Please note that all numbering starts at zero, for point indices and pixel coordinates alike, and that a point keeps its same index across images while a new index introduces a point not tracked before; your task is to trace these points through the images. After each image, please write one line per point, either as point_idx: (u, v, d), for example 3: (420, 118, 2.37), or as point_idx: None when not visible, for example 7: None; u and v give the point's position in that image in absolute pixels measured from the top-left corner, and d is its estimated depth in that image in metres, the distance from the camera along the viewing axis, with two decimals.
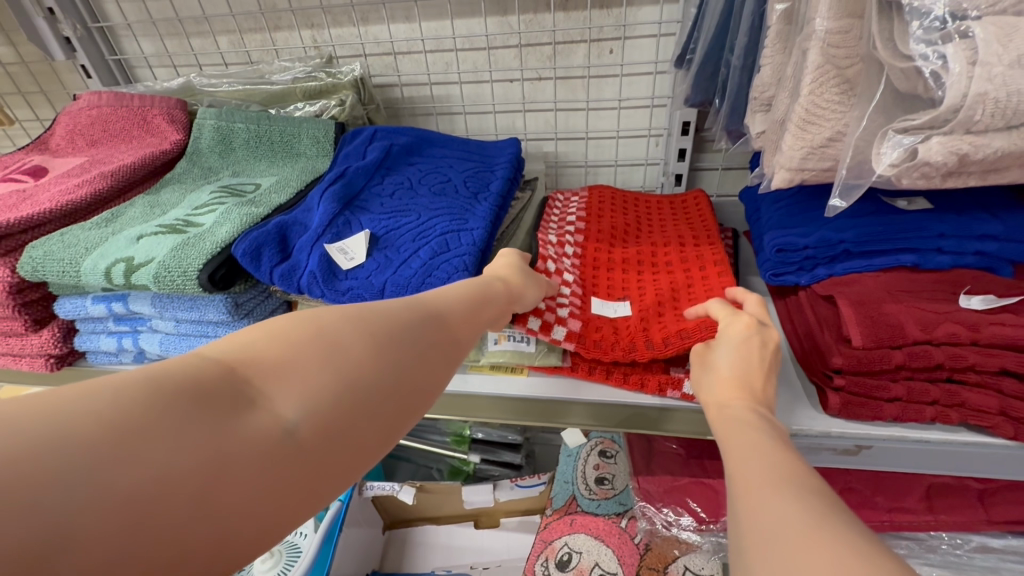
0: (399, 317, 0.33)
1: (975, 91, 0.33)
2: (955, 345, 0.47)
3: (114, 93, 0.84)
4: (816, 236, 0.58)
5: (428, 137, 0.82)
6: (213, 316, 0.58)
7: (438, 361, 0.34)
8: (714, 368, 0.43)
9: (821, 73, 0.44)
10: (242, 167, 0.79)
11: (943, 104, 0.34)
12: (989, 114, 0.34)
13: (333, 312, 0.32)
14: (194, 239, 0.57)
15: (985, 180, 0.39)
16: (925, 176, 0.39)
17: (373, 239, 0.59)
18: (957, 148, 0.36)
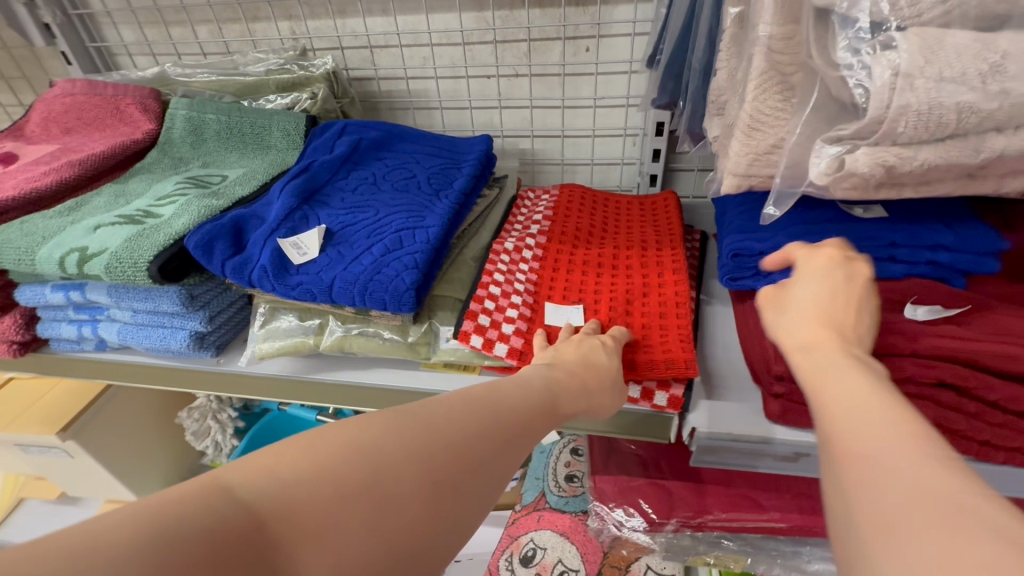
0: (445, 434, 0.30)
1: (895, 103, 0.33)
2: (893, 354, 0.47)
3: (88, 82, 0.84)
4: (773, 243, 0.56)
5: (399, 133, 0.81)
6: (167, 307, 0.59)
7: (486, 488, 0.31)
8: (790, 327, 0.41)
9: (765, 79, 0.44)
10: (212, 159, 0.80)
11: (867, 116, 0.34)
12: (911, 126, 0.33)
13: (378, 430, 0.29)
14: (150, 231, 0.58)
15: (917, 192, 0.39)
16: (856, 187, 0.39)
17: (328, 234, 0.60)
18: (882, 159, 0.35)
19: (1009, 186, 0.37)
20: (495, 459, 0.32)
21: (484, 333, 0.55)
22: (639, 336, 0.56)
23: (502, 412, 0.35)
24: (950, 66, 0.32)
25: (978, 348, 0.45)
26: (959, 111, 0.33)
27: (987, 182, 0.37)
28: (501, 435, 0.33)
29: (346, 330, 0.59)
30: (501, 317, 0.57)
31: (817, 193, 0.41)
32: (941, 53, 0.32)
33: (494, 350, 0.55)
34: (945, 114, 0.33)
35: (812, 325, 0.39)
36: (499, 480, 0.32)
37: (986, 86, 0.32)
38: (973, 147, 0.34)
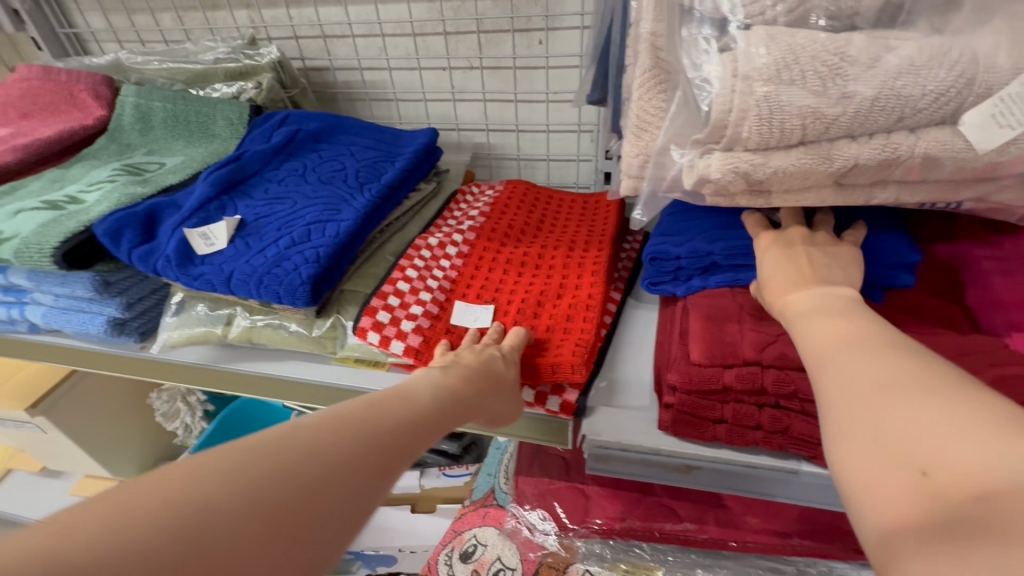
0: (305, 465, 0.25)
1: (736, 104, 0.31)
2: (783, 370, 0.45)
3: (43, 68, 0.85)
4: (688, 248, 0.54)
5: (342, 123, 0.80)
6: (82, 292, 0.60)
7: (357, 511, 0.26)
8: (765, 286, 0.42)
9: (650, 77, 0.41)
10: (158, 146, 0.80)
11: (711, 117, 0.32)
12: (755, 131, 0.31)
13: (209, 471, 0.23)
14: (65, 217, 0.59)
15: (786, 202, 0.36)
16: (723, 193, 0.36)
17: (240, 225, 0.60)
18: (735, 165, 0.33)
19: (878, 199, 0.35)
20: (373, 483, 0.27)
21: (382, 329, 0.55)
22: (541, 339, 0.55)
23: (379, 429, 0.30)
24: (789, 69, 0.30)
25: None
26: (802, 117, 0.30)
27: (856, 193, 0.34)
28: (382, 456, 0.28)
29: (252, 322, 0.59)
30: (403, 314, 0.57)
31: (688, 196, 0.39)
32: (780, 54, 0.30)
33: (391, 347, 0.55)
34: (788, 120, 0.30)
35: (786, 284, 0.40)
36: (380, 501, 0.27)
37: (826, 90, 0.30)
38: (824, 155, 0.32)
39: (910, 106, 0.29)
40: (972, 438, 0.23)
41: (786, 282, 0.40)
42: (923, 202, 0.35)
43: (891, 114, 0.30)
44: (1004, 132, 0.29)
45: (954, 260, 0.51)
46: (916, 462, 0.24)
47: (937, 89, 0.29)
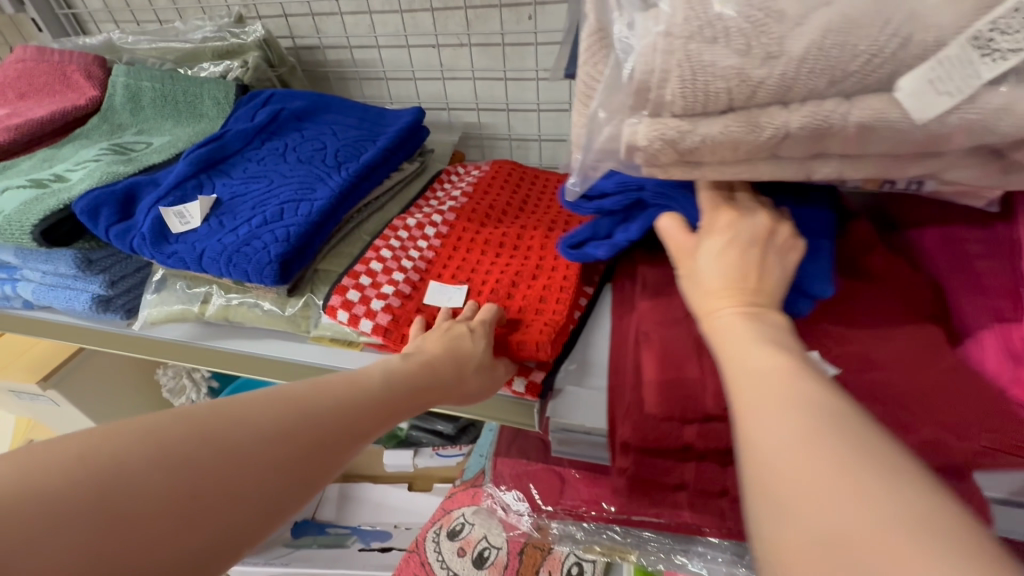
0: (206, 459, 0.29)
1: (660, 65, 0.33)
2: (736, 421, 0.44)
3: (38, 49, 0.86)
4: (616, 180, 0.49)
5: (327, 102, 0.80)
6: (66, 268, 0.61)
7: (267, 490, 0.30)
8: (698, 281, 0.38)
9: (596, 39, 0.40)
10: (148, 126, 0.81)
11: (634, 79, 0.34)
12: (677, 93, 0.33)
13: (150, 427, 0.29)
14: (47, 195, 0.60)
15: (722, 172, 0.38)
16: (655, 160, 0.38)
17: (216, 204, 0.60)
18: (660, 131, 0.35)
19: (819, 173, 0.37)
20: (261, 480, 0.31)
21: (350, 308, 0.56)
22: (510, 320, 0.55)
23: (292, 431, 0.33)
24: (712, 30, 0.32)
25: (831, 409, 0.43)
26: (727, 79, 0.32)
27: (793, 166, 0.37)
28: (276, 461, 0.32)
29: (227, 300, 0.60)
30: (372, 294, 0.57)
31: (626, 165, 0.41)
32: (700, 16, 0.32)
33: (359, 326, 0.55)
34: (713, 83, 0.33)
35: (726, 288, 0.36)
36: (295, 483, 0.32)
37: (752, 51, 0.32)
38: (753, 122, 0.34)
39: (840, 69, 0.31)
40: (932, 550, 0.20)
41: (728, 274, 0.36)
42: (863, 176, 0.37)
43: (820, 77, 0.32)
44: (944, 100, 0.30)
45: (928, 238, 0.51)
46: (854, 559, 0.21)
47: (871, 47, 0.30)
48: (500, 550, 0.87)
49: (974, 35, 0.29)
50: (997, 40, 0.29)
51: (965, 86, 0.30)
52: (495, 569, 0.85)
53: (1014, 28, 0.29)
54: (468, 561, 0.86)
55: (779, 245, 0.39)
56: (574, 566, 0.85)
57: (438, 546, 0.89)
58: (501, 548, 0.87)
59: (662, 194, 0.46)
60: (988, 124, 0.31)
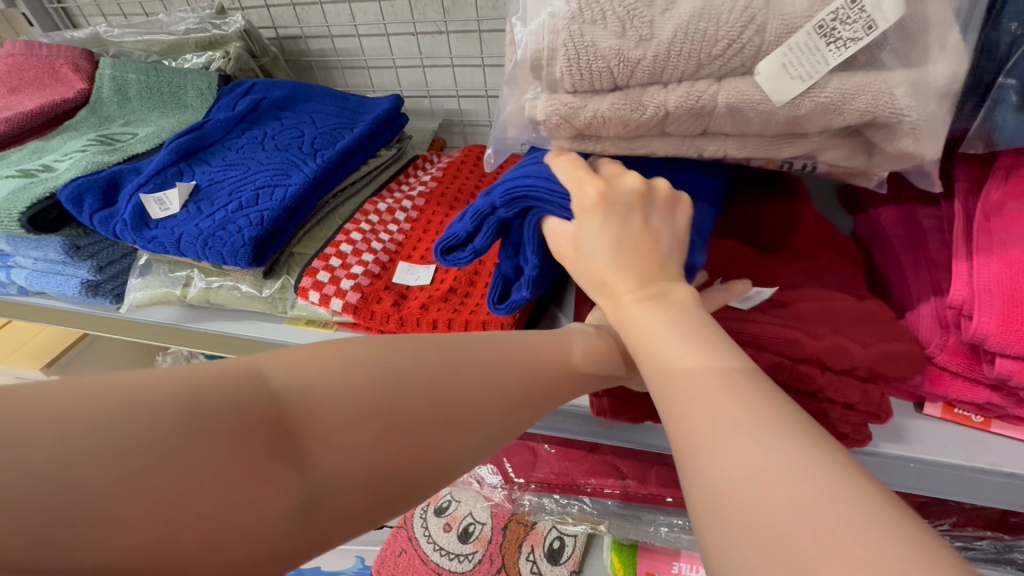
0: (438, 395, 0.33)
1: (549, 44, 0.38)
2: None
3: (27, 43, 0.89)
4: (468, 216, 0.46)
5: (306, 91, 0.81)
6: (55, 255, 0.64)
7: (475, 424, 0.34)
8: (590, 262, 0.38)
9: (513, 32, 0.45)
10: (135, 118, 0.83)
11: (529, 57, 0.40)
12: (565, 71, 0.39)
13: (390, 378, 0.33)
14: (34, 184, 0.63)
15: (620, 147, 0.44)
16: (560, 134, 0.43)
17: (195, 191, 0.63)
18: (555, 107, 0.41)
19: (708, 149, 0.43)
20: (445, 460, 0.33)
21: (321, 288, 0.58)
22: (476, 299, 0.56)
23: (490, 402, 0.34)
24: (593, 12, 0.37)
25: (757, 330, 0.42)
26: (608, 59, 0.38)
27: (680, 142, 0.43)
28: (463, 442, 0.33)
29: (208, 283, 0.63)
30: (343, 274, 0.59)
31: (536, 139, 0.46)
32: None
33: (331, 306, 0.58)
34: (595, 62, 0.38)
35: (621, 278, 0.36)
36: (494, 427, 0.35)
37: (627, 34, 0.37)
38: (637, 101, 0.39)
39: (705, 53, 0.37)
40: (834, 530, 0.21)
41: (611, 255, 0.37)
42: (753, 155, 0.43)
43: (686, 60, 0.37)
44: (797, 83, 0.36)
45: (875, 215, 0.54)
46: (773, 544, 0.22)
47: (728, 34, 0.36)
48: (485, 526, 0.90)
49: (819, 24, 0.35)
50: (838, 29, 0.35)
51: (813, 71, 0.36)
52: (480, 543, 0.88)
53: (852, 20, 0.34)
54: (453, 536, 0.89)
55: (659, 205, 0.39)
56: (556, 540, 0.88)
57: (425, 522, 0.91)
58: (486, 523, 0.90)
59: (516, 201, 0.44)
60: (838, 106, 0.37)
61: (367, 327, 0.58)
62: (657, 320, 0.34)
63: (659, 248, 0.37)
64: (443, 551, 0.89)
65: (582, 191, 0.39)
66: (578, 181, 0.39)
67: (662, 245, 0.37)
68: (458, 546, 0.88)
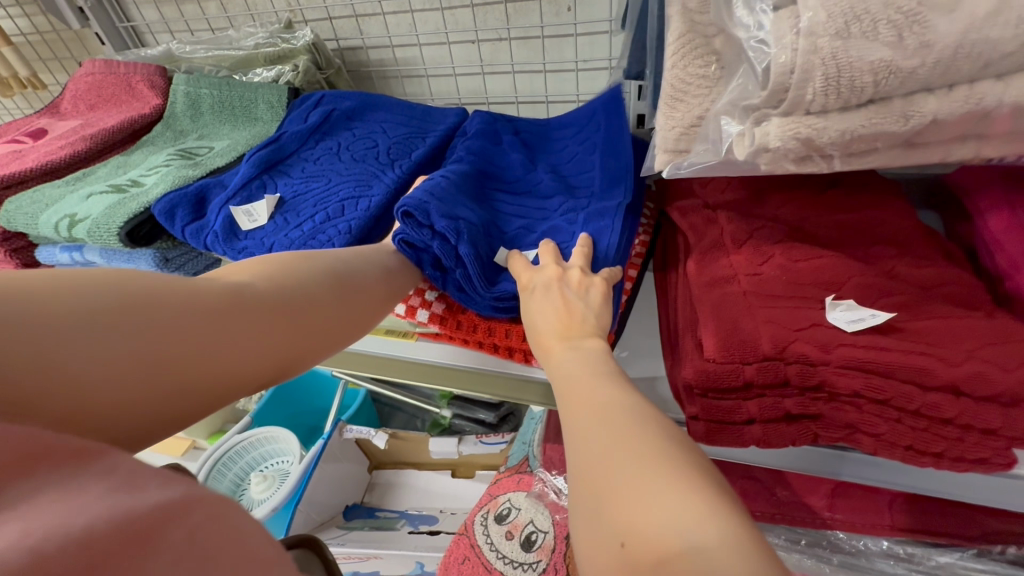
0: (288, 274, 0.42)
1: (802, 64, 0.38)
2: (807, 364, 0.43)
3: (106, 62, 0.92)
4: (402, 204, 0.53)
5: (373, 101, 0.82)
6: (145, 267, 0.67)
7: (325, 298, 0.43)
8: (533, 323, 0.48)
9: (684, 47, 0.48)
10: (208, 131, 0.85)
11: (771, 79, 0.39)
12: (819, 92, 0.38)
13: (243, 270, 0.41)
14: (128, 199, 0.65)
15: (857, 162, 0.44)
16: (785, 160, 0.44)
17: (280, 202, 0.64)
18: (795, 131, 0.41)
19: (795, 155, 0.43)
20: (325, 317, 0.42)
21: (408, 300, 0.60)
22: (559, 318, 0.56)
23: (340, 295, 0.44)
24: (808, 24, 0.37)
25: (889, 359, 0.41)
26: (875, 71, 0.37)
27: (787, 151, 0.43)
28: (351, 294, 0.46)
29: None
30: (427, 285, 0.61)
31: (723, 164, 0.47)
32: (844, 13, 0.37)
33: (417, 316, 0.60)
34: (858, 79, 0.37)
35: (556, 327, 0.46)
36: (337, 303, 0.44)
37: (904, 43, 0.36)
38: (899, 115, 0.39)
39: (919, 60, 0.36)
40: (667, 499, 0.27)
41: (547, 320, 0.46)
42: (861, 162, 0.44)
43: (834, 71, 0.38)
44: None
45: (982, 223, 0.53)
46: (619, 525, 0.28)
47: (855, 48, 0.37)
48: (546, 535, 0.89)
49: None
50: None
51: None
52: (543, 553, 0.87)
53: None
54: (516, 543, 0.89)
55: (573, 284, 0.50)
56: None
57: (486, 529, 0.92)
58: (548, 532, 0.89)
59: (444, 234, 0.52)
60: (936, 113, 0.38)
61: (452, 337, 0.60)
62: (568, 360, 0.42)
63: (580, 313, 0.47)
64: (506, 560, 0.88)
65: (518, 280, 0.51)
66: (517, 273, 0.52)
67: (580, 310, 0.47)
68: (522, 554, 0.88)
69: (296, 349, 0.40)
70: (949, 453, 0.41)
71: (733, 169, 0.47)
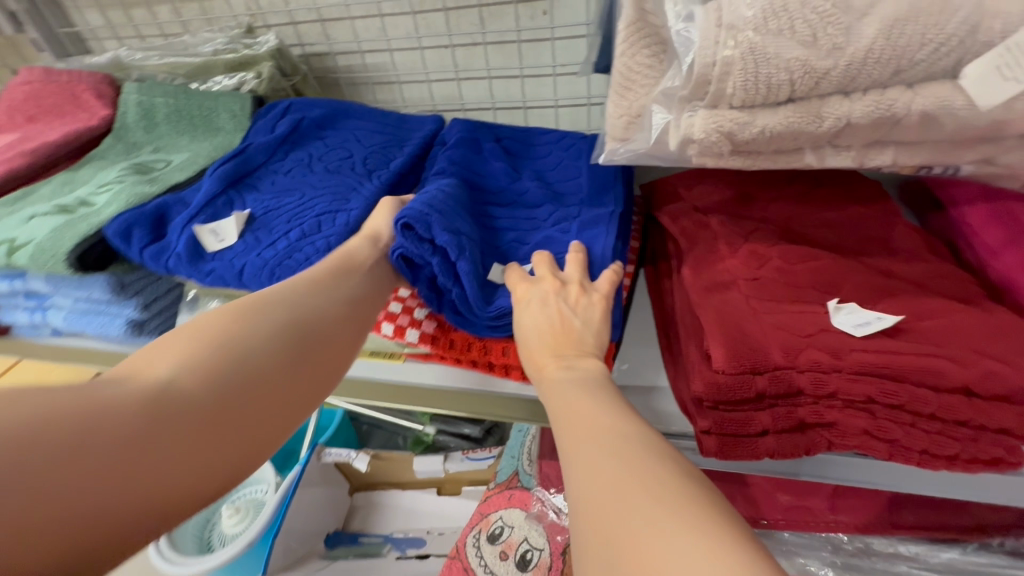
0: (248, 358, 0.38)
1: (723, 59, 0.37)
2: (820, 371, 0.42)
3: (46, 71, 0.84)
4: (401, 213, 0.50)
5: (345, 109, 0.78)
6: (98, 294, 0.61)
7: (291, 380, 0.39)
8: (526, 339, 0.46)
9: (633, 32, 0.44)
10: (165, 143, 0.78)
11: (695, 73, 0.39)
12: (737, 87, 0.38)
13: (202, 356, 0.37)
14: (76, 220, 0.59)
15: (778, 161, 0.44)
16: (714, 154, 0.43)
17: (250, 219, 0.59)
18: (718, 124, 0.40)
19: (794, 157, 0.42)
20: (292, 400, 0.38)
21: (395, 320, 0.56)
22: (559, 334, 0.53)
23: (310, 369, 0.40)
24: (778, 22, 0.36)
25: (899, 362, 0.41)
26: (792, 69, 0.37)
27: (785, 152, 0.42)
28: (316, 340, 0.42)
29: None
30: (415, 303, 0.57)
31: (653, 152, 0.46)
32: (770, 8, 0.36)
33: (405, 337, 0.56)
34: (774, 76, 0.37)
35: (548, 350, 0.45)
36: (308, 380, 0.40)
37: (817, 43, 0.36)
38: (815, 114, 0.39)
39: (908, 58, 0.36)
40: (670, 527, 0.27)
41: (541, 337, 0.45)
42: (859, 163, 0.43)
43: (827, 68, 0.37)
44: (1011, 85, 0.35)
45: (961, 215, 0.54)
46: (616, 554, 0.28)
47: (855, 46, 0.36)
48: (542, 552, 0.86)
49: None
50: None
51: None
52: (540, 571, 0.84)
53: None
54: (511, 563, 0.85)
55: (570, 299, 0.48)
56: None
57: (478, 550, 0.89)
58: (545, 549, 0.86)
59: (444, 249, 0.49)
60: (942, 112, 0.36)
61: (443, 357, 0.57)
62: (564, 383, 0.42)
63: (575, 330, 0.46)
64: None
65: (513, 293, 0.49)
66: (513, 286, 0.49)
67: (576, 327, 0.46)
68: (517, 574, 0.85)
69: (263, 448, 0.36)
70: (963, 455, 0.40)
71: (666, 159, 0.47)
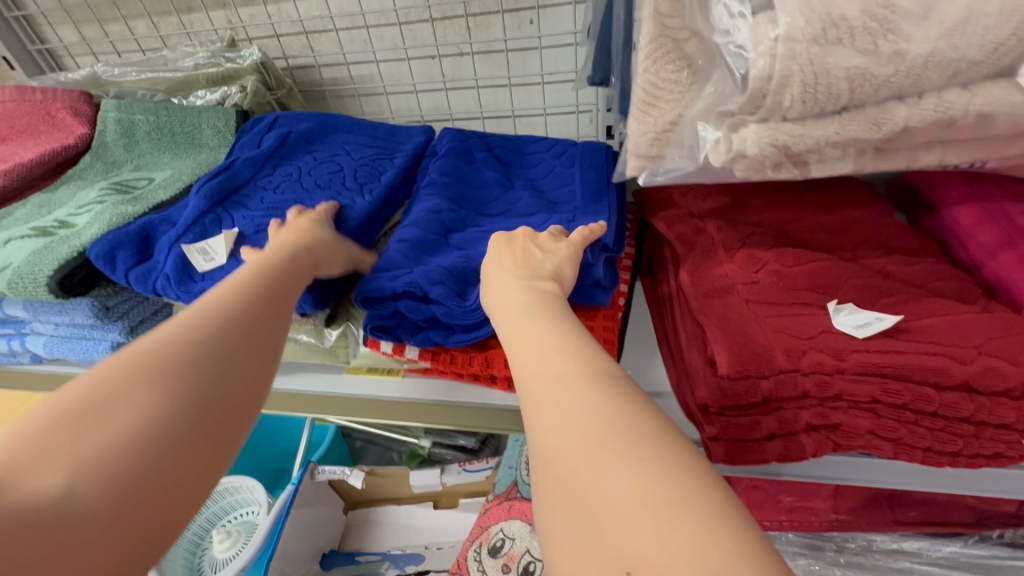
0: (164, 358, 0.35)
1: (780, 71, 0.37)
2: (823, 373, 0.42)
3: (18, 89, 0.82)
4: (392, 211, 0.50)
5: (333, 122, 0.77)
6: (82, 319, 0.58)
7: (229, 362, 0.37)
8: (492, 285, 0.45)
9: (655, 48, 0.44)
10: (145, 161, 0.76)
11: (752, 87, 0.39)
12: (798, 99, 0.38)
13: (105, 380, 0.33)
14: (57, 243, 0.57)
15: (823, 169, 0.44)
16: (757, 167, 0.44)
17: (240, 238, 0.58)
18: (774, 137, 0.41)
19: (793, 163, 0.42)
20: (237, 375, 0.37)
21: None
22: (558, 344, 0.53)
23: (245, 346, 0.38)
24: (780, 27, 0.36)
25: (902, 362, 0.41)
26: (852, 78, 0.37)
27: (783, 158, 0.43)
28: (245, 323, 0.40)
29: None
30: None
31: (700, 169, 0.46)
32: (823, 18, 0.35)
33: (405, 352, 0.55)
34: (834, 85, 0.37)
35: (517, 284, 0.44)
36: (248, 355, 0.38)
37: (878, 51, 0.36)
38: (873, 121, 0.40)
39: (901, 67, 0.37)
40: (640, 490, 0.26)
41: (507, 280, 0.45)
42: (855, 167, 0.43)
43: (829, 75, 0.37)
44: None
45: (951, 215, 0.55)
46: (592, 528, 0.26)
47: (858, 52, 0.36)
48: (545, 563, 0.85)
49: None
50: None
51: None
52: None
53: None
54: None
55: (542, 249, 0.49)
56: None
57: (480, 564, 0.87)
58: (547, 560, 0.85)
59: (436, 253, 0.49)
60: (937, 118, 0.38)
61: (444, 371, 0.55)
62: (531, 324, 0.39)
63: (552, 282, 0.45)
64: None
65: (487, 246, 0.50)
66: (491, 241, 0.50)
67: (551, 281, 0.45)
68: None
69: (225, 429, 0.34)
70: (965, 451, 0.41)
71: (707, 175, 0.47)
